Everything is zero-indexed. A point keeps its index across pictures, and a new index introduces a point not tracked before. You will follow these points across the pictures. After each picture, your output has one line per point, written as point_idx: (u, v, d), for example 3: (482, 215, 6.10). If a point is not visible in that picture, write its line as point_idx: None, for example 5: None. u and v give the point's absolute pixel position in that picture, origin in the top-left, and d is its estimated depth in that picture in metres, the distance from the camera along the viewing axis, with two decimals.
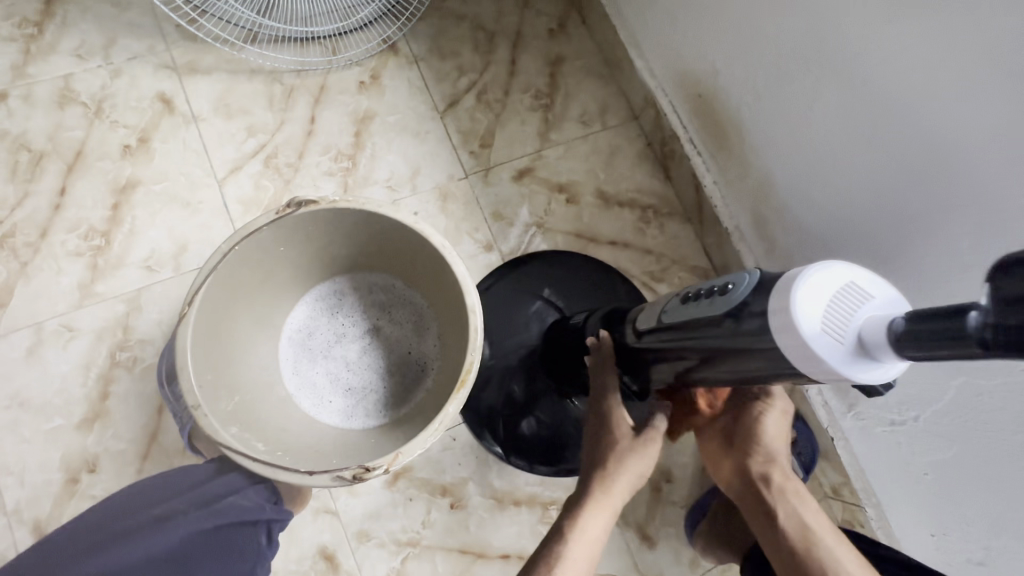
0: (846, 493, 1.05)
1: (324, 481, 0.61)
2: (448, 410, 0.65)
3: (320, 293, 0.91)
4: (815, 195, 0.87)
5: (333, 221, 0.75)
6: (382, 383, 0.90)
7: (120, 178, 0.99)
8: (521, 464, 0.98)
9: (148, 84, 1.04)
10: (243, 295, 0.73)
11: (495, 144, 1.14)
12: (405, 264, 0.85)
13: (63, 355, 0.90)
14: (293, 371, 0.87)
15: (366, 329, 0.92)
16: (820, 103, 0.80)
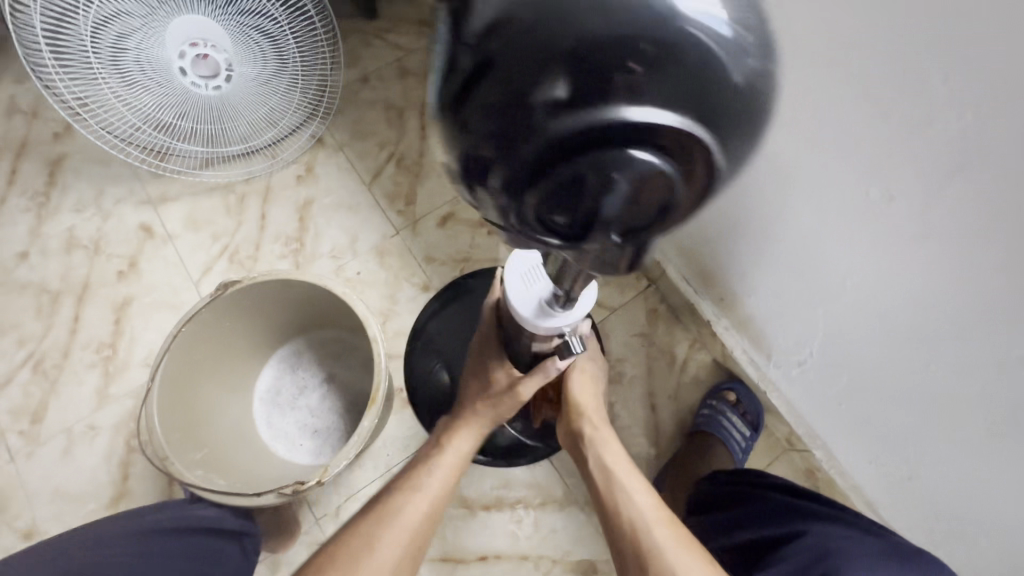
0: (797, 442, 1.10)
1: (272, 499, 0.76)
2: (364, 424, 0.79)
3: (283, 355, 1.08)
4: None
5: (264, 293, 0.92)
6: (344, 420, 1.05)
7: (119, 298, 1.21)
8: (500, 462, 1.09)
9: (131, 219, 1.28)
10: (204, 367, 0.90)
11: (418, 200, 1.32)
12: (339, 316, 1.02)
13: (90, 450, 1.10)
14: (267, 422, 1.04)
15: (325, 378, 1.08)
16: None
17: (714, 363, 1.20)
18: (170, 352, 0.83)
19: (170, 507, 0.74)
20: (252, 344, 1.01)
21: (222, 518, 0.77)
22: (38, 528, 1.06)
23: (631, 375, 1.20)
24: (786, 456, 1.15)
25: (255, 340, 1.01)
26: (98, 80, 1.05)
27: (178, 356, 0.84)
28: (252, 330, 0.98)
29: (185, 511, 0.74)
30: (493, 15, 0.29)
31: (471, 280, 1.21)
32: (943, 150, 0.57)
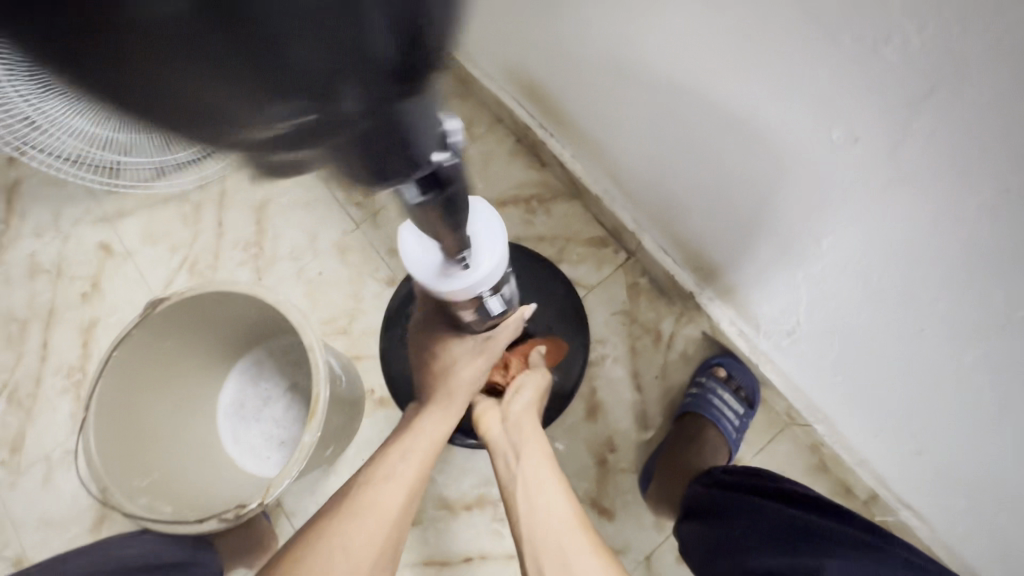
0: (797, 416, 1.01)
1: (213, 525, 0.73)
2: (305, 439, 0.76)
3: (242, 367, 1.05)
4: (643, 146, 0.90)
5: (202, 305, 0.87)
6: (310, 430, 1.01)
7: (85, 321, 1.19)
8: None
9: (91, 238, 1.26)
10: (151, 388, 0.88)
11: (377, 190, 1.25)
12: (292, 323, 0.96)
13: (70, 475, 1.10)
14: (231, 437, 1.01)
15: (287, 387, 1.04)
16: (595, 69, 0.86)
17: (704, 337, 1.11)
18: (103, 381, 0.80)
19: (111, 542, 0.73)
20: (203, 359, 0.97)
21: (164, 551, 0.75)
22: (26, 555, 1.06)
23: (614, 356, 1.12)
24: (788, 431, 1.05)
25: (205, 359, 0.97)
26: (19, 101, 0.98)
27: (114, 387, 0.82)
28: (197, 351, 0.95)
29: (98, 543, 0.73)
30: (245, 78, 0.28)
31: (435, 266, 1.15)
32: (906, 82, 0.47)
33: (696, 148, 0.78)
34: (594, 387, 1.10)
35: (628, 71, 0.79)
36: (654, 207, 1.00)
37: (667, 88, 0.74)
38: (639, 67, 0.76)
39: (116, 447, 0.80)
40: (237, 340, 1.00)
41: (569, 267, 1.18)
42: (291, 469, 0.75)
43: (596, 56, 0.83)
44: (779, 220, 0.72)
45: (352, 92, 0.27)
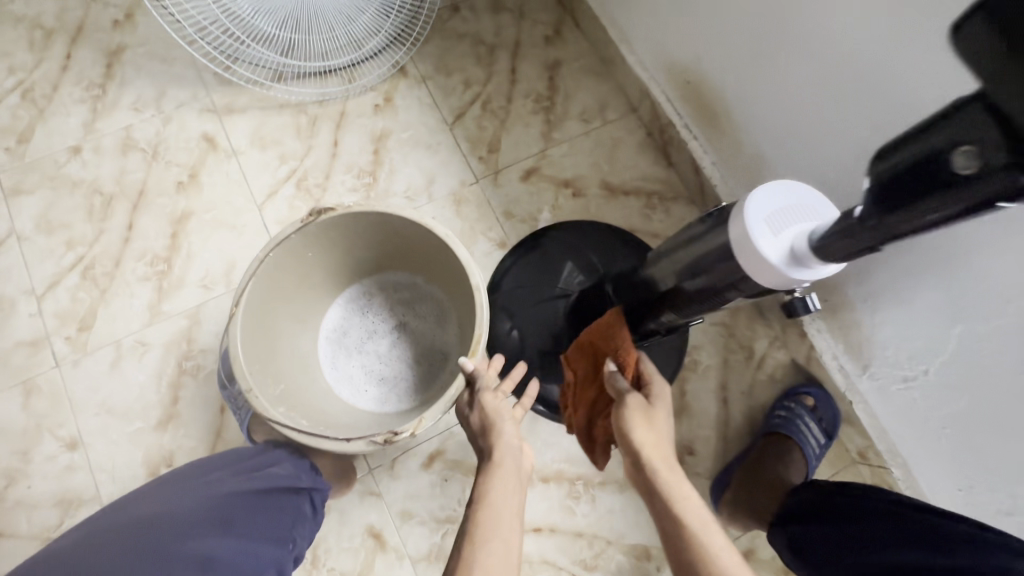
0: (871, 456, 1.06)
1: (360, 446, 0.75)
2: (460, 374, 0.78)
3: (350, 293, 1.01)
4: (809, 159, 0.90)
5: (351, 221, 0.86)
6: (412, 369, 1.00)
7: (177, 211, 1.13)
8: None
9: (194, 126, 1.18)
10: (281, 294, 0.87)
11: (502, 149, 1.23)
12: (422, 258, 0.95)
13: (139, 366, 1.04)
14: (332, 361, 0.98)
15: (394, 322, 1.02)
16: (796, 86, 0.86)
17: (793, 365, 1.15)
18: (250, 283, 0.79)
19: (265, 454, 0.76)
20: (321, 278, 0.95)
21: (296, 475, 0.75)
22: (81, 439, 1.01)
23: (706, 365, 1.14)
24: (854, 468, 1.11)
25: (324, 278, 0.96)
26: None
27: (256, 290, 0.81)
28: (320, 269, 0.93)
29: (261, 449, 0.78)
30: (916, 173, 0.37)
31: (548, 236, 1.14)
32: None
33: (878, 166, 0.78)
34: (683, 389, 1.13)
35: (837, 79, 0.79)
36: None
37: (877, 111, 0.75)
38: (860, 95, 0.76)
39: (251, 351, 0.80)
40: (358, 267, 0.98)
41: None
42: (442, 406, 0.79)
43: (802, 73, 0.84)
44: (949, 255, 0.75)
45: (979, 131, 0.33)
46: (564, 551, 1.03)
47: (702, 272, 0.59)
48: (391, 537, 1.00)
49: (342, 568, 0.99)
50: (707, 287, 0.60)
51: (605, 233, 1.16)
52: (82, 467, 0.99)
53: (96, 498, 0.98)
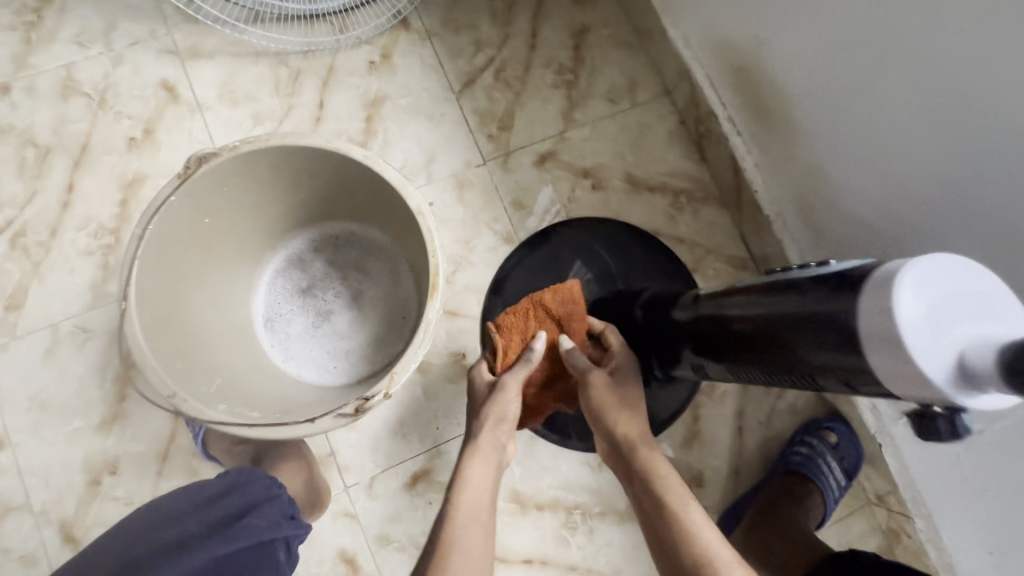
0: (891, 501, 0.99)
1: (328, 424, 0.59)
2: (430, 318, 0.62)
3: (277, 252, 0.82)
4: (876, 179, 0.77)
5: (248, 168, 0.68)
6: (369, 332, 0.84)
7: (128, 173, 0.95)
8: (578, 446, 0.96)
9: (151, 70, 0.99)
10: (185, 275, 0.68)
11: (514, 127, 1.07)
12: (366, 203, 0.78)
13: (78, 356, 0.90)
14: (268, 337, 0.82)
15: (338, 279, 0.85)
16: (874, 90, 0.72)
17: (816, 395, 1.05)
18: (139, 254, 0.61)
19: (249, 487, 0.69)
20: (234, 246, 0.76)
21: (277, 524, 0.68)
22: (8, 438, 0.87)
23: (724, 389, 1.04)
24: (868, 508, 1.04)
25: (245, 237, 0.77)
26: None
27: (151, 262, 0.62)
28: (240, 227, 0.75)
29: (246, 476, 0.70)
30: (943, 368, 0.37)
31: (561, 234, 1.01)
32: None
33: (967, 200, 0.67)
34: (696, 415, 1.02)
35: (933, 89, 0.65)
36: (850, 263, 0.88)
37: (991, 133, 0.61)
38: (966, 112, 0.63)
39: (162, 339, 0.63)
40: (286, 220, 0.80)
41: (701, 282, 1.07)
42: (419, 348, 0.61)
43: (884, 75, 0.70)
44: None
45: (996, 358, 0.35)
46: None
47: (779, 342, 0.48)
48: (366, 563, 0.90)
49: None
50: (778, 362, 0.49)
51: (626, 235, 1.03)
52: (10, 470, 0.86)
53: (26, 507, 0.85)
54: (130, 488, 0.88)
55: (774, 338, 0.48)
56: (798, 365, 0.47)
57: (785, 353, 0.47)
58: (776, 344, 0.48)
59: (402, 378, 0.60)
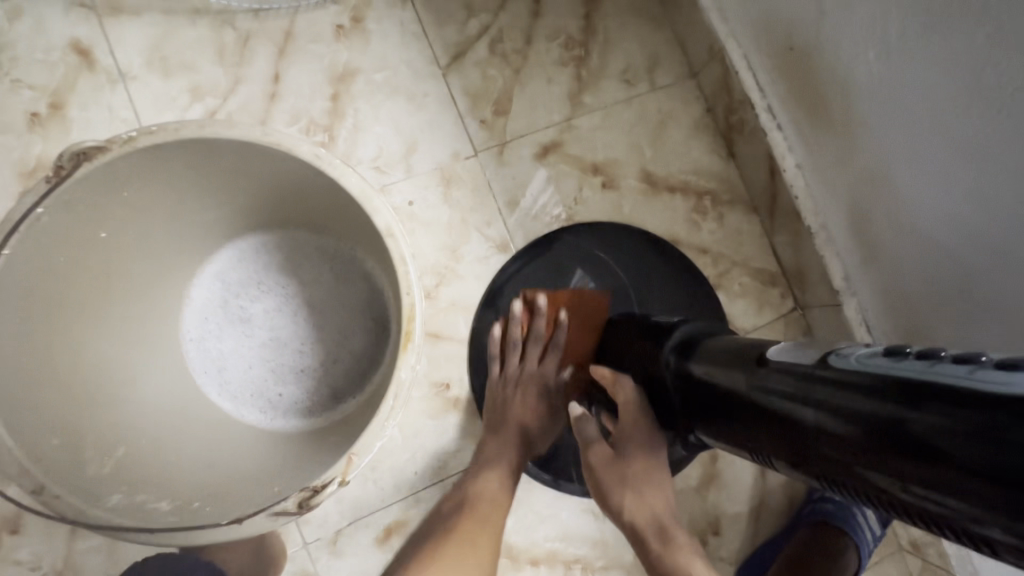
0: (929, 551, 0.88)
1: (259, 526, 0.44)
2: (401, 378, 0.46)
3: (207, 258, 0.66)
4: (951, 197, 0.63)
5: (157, 166, 0.51)
6: (326, 350, 0.69)
7: (29, 159, 0.76)
8: (576, 489, 0.83)
9: (57, 27, 0.79)
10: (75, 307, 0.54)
11: (512, 111, 0.89)
12: (323, 205, 0.63)
13: None
14: (197, 357, 0.65)
15: (281, 285, 0.70)
16: (963, 85, 0.57)
17: None
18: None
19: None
20: (154, 261, 0.61)
21: None
22: None
23: None
24: (899, 555, 0.93)
25: (174, 251, 0.62)
26: None
27: None
28: (157, 236, 0.59)
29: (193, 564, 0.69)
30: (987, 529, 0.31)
31: (570, 241, 0.87)
32: None
33: None
34: (715, 453, 0.89)
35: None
36: (908, 287, 0.74)
37: None
38: None
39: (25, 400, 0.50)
40: (227, 225, 0.65)
41: (724, 299, 0.93)
42: (388, 424, 0.45)
43: (979, 67, 0.55)
44: None
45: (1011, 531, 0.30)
46: None
47: (886, 450, 0.36)
48: None
49: None
50: (876, 472, 0.37)
51: (643, 245, 0.89)
52: None
53: None
54: (35, 549, 0.72)
55: (879, 444, 0.36)
56: (908, 487, 0.35)
57: (837, 457, 0.39)
58: (878, 450, 0.36)
59: (364, 461, 0.45)
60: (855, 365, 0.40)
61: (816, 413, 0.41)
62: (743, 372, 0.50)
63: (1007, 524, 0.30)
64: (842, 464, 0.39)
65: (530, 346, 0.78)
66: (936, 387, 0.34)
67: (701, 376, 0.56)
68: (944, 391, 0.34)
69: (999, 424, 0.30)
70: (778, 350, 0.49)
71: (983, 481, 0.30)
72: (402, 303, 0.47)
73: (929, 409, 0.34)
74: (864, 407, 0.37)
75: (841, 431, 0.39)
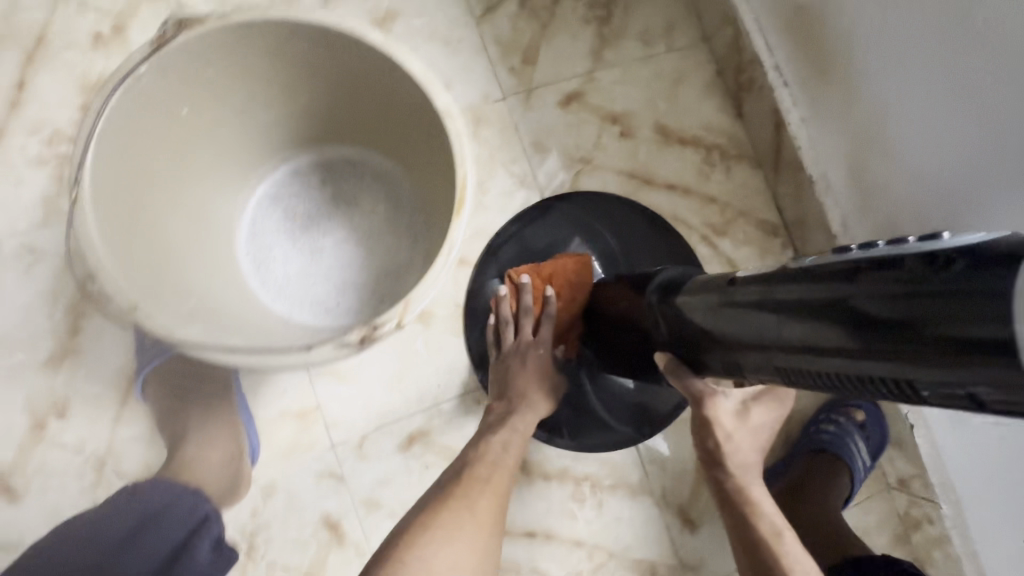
0: (914, 486, 0.94)
1: (325, 356, 0.48)
2: (454, 239, 0.52)
3: (260, 183, 0.72)
4: (945, 133, 0.70)
5: (239, 51, 0.57)
6: (372, 262, 0.74)
7: (91, 75, 0.81)
8: (564, 442, 0.87)
9: None
10: (154, 177, 0.58)
11: (539, 61, 0.96)
12: (376, 118, 0.67)
13: (23, 282, 0.77)
14: (255, 277, 0.71)
15: (334, 209, 0.75)
16: (953, 27, 0.64)
17: None
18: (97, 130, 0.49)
19: (168, 510, 0.69)
20: (219, 153, 0.66)
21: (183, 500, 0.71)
22: None
23: None
24: (886, 494, 0.99)
25: (234, 144, 0.67)
26: None
27: (110, 148, 0.52)
28: (225, 129, 0.64)
29: (166, 498, 0.70)
30: (968, 382, 0.35)
31: (564, 208, 0.91)
32: None
33: None
34: None
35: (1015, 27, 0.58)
36: (901, 226, 0.80)
37: None
38: None
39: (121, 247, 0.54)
40: (282, 131, 0.69)
41: (729, 246, 0.99)
42: (440, 276, 0.51)
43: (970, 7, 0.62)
44: None
45: (993, 376, 0.34)
46: (559, 560, 0.87)
47: (864, 335, 0.40)
48: (351, 530, 0.81)
49: (287, 562, 0.79)
50: (856, 360, 0.41)
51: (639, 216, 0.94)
52: None
53: None
54: (80, 434, 0.76)
55: (858, 332, 0.40)
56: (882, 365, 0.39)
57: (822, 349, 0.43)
58: (856, 336, 0.40)
59: (419, 306, 0.50)
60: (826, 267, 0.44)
61: (796, 316, 0.45)
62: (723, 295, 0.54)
63: (975, 376, 0.34)
64: (821, 358, 0.44)
65: (523, 325, 0.78)
66: (898, 273, 0.39)
67: (684, 306, 0.60)
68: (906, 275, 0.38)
69: (969, 283, 0.35)
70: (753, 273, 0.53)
71: (958, 330, 0.35)
72: (455, 174, 0.53)
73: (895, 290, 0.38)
74: (840, 301, 0.42)
75: (822, 331, 0.43)
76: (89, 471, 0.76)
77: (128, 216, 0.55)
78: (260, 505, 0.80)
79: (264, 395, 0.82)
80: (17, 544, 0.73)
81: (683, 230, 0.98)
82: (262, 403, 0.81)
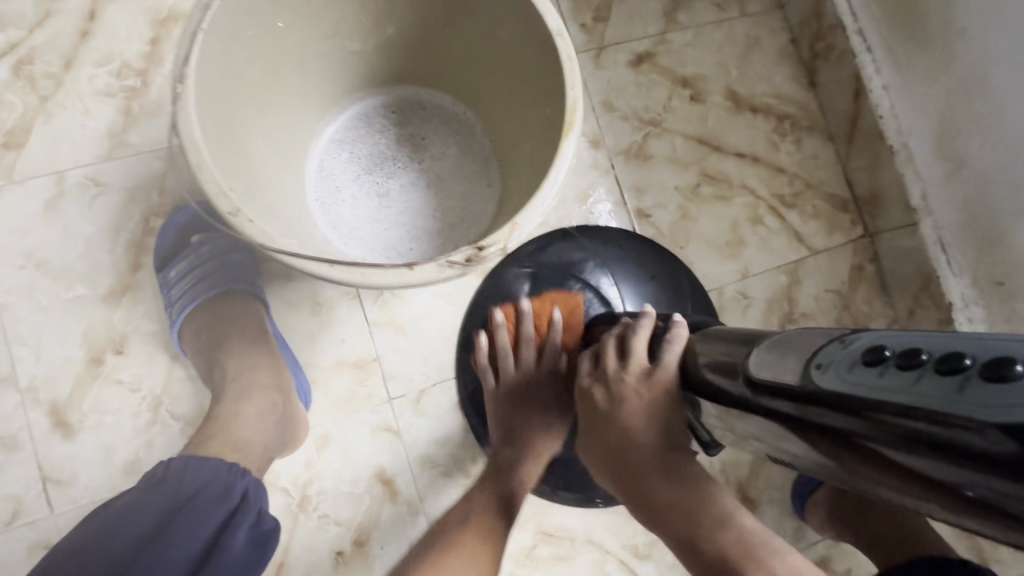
0: None
1: (430, 274, 0.46)
2: (562, 162, 0.49)
3: (336, 118, 0.70)
4: None
5: None
6: (447, 207, 0.70)
7: (161, 8, 0.79)
8: (570, 497, 0.82)
9: None
10: (249, 89, 0.56)
11: (611, 20, 0.93)
12: (463, 55, 0.65)
13: (86, 215, 0.75)
14: (321, 213, 0.67)
15: (407, 148, 0.72)
16: None
17: None
18: (206, 28, 0.48)
19: (204, 499, 0.57)
20: (306, 78, 0.63)
21: (219, 478, 0.59)
22: None
23: None
24: None
25: (320, 73, 0.64)
26: None
27: (215, 46, 0.50)
28: (317, 54, 0.62)
29: (204, 479, 0.58)
30: None
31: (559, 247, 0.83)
32: None
33: None
34: None
35: None
36: (995, 197, 0.77)
37: None
38: None
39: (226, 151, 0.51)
40: (364, 66, 0.67)
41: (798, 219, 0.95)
42: (547, 198, 0.48)
43: None
44: None
45: None
46: (614, 531, 0.84)
47: (907, 474, 0.31)
48: (405, 487, 0.78)
49: (339, 516, 0.77)
50: (889, 470, 0.32)
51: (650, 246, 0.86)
52: None
53: (11, 380, 0.72)
54: (137, 372, 0.74)
55: (901, 473, 0.31)
56: (941, 500, 0.30)
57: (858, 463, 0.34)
58: (892, 470, 0.32)
59: (526, 229, 0.48)
60: (837, 380, 0.34)
61: (824, 437, 0.35)
62: (731, 389, 0.44)
63: None
64: (872, 479, 0.34)
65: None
66: (938, 409, 0.29)
67: (692, 385, 0.50)
68: (958, 420, 0.28)
69: None
70: (755, 360, 0.42)
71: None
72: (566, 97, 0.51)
73: (954, 436, 0.28)
74: (883, 442, 0.31)
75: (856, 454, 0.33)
76: (144, 411, 0.73)
77: (226, 118, 0.52)
78: (314, 456, 0.77)
79: (322, 343, 0.79)
80: (69, 481, 0.71)
81: (751, 199, 0.94)
82: (320, 352, 0.79)
